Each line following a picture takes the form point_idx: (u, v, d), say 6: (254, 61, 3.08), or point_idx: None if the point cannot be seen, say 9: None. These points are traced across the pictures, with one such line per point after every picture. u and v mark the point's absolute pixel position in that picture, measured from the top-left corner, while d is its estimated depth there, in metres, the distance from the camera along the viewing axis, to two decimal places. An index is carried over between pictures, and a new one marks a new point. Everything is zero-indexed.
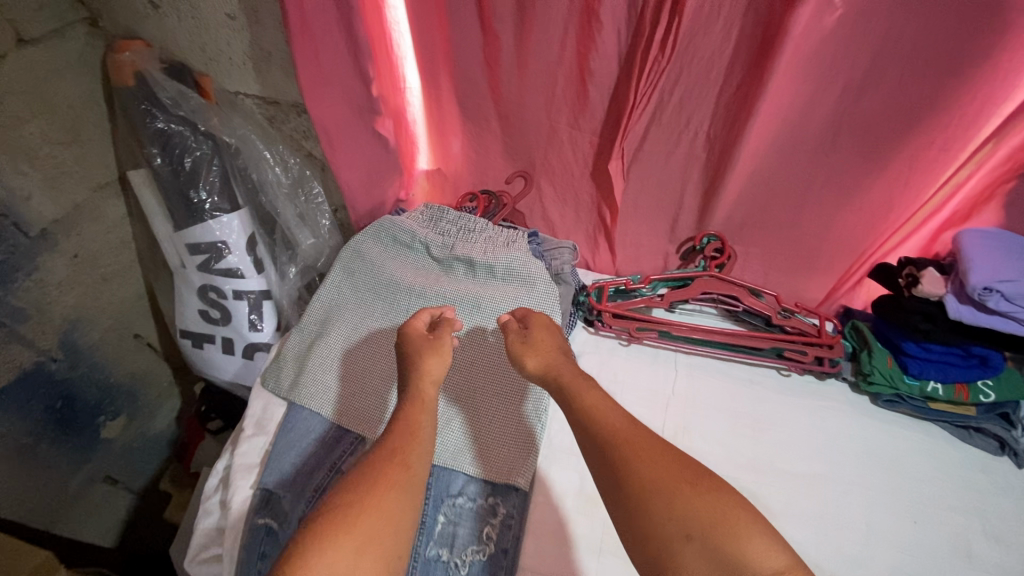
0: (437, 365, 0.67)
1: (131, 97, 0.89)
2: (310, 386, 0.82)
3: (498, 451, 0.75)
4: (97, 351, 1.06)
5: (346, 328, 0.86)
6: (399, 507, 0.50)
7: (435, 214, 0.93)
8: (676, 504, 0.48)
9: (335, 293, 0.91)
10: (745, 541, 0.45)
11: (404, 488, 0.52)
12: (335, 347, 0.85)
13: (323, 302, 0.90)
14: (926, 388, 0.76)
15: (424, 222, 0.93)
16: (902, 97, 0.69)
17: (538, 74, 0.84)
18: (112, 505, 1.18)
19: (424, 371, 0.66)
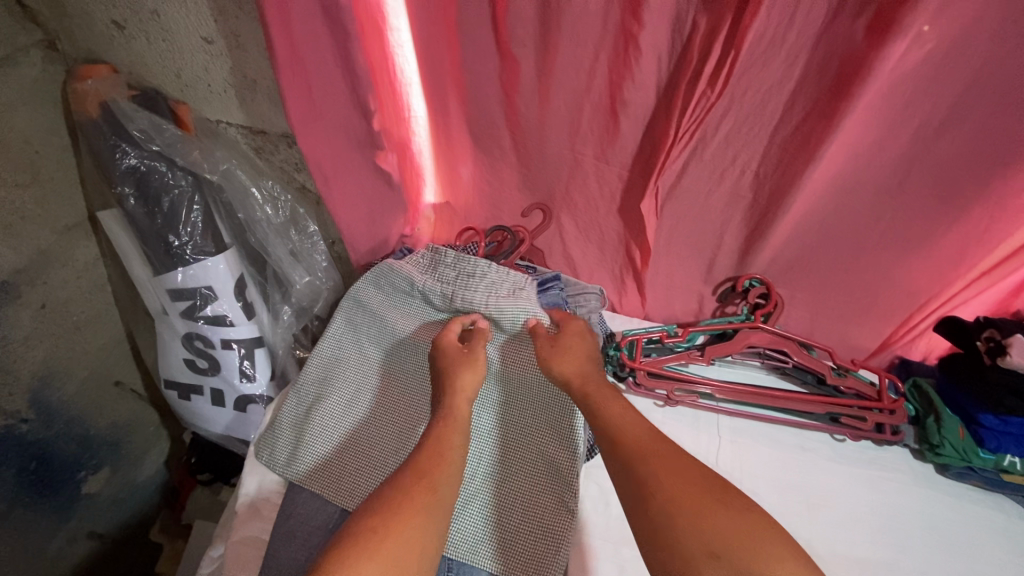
0: (472, 379, 0.67)
1: (97, 131, 0.78)
2: (310, 462, 0.73)
3: (523, 545, 0.68)
4: (73, 404, 0.96)
5: (348, 393, 0.77)
6: (427, 533, 0.49)
7: (434, 258, 0.79)
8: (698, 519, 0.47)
9: (335, 348, 0.81)
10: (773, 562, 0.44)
11: (429, 514, 0.50)
12: (336, 414, 0.76)
13: (321, 359, 0.80)
14: (1002, 461, 0.67)
15: (421, 266, 0.79)
16: (993, 140, 0.59)
17: (561, 104, 0.73)
18: (97, 563, 1.09)
19: (457, 384, 0.66)
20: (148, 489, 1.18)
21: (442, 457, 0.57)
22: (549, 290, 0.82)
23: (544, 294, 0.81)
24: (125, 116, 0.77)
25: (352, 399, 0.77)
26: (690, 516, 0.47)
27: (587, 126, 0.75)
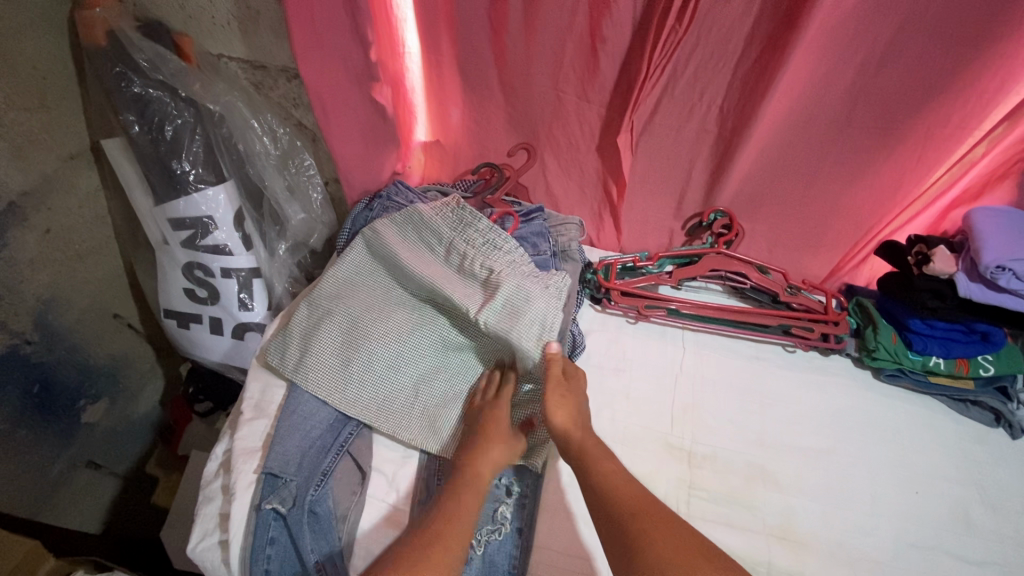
0: (488, 467, 0.65)
1: (102, 60, 0.81)
2: (318, 373, 0.76)
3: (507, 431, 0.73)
4: (74, 332, 1.00)
5: (355, 317, 0.79)
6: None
7: (463, 216, 0.80)
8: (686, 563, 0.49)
9: (354, 276, 0.83)
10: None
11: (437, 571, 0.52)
12: (343, 336, 0.78)
13: (339, 287, 0.82)
14: (928, 362, 0.77)
15: (450, 221, 0.81)
16: (922, 72, 0.67)
17: (546, 42, 0.79)
18: (97, 490, 1.13)
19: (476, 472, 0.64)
20: (144, 424, 1.22)
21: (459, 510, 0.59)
22: (534, 220, 0.89)
23: (529, 222, 0.89)
24: (131, 44, 0.80)
25: (357, 326, 0.79)
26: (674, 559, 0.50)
27: (568, 66, 0.81)
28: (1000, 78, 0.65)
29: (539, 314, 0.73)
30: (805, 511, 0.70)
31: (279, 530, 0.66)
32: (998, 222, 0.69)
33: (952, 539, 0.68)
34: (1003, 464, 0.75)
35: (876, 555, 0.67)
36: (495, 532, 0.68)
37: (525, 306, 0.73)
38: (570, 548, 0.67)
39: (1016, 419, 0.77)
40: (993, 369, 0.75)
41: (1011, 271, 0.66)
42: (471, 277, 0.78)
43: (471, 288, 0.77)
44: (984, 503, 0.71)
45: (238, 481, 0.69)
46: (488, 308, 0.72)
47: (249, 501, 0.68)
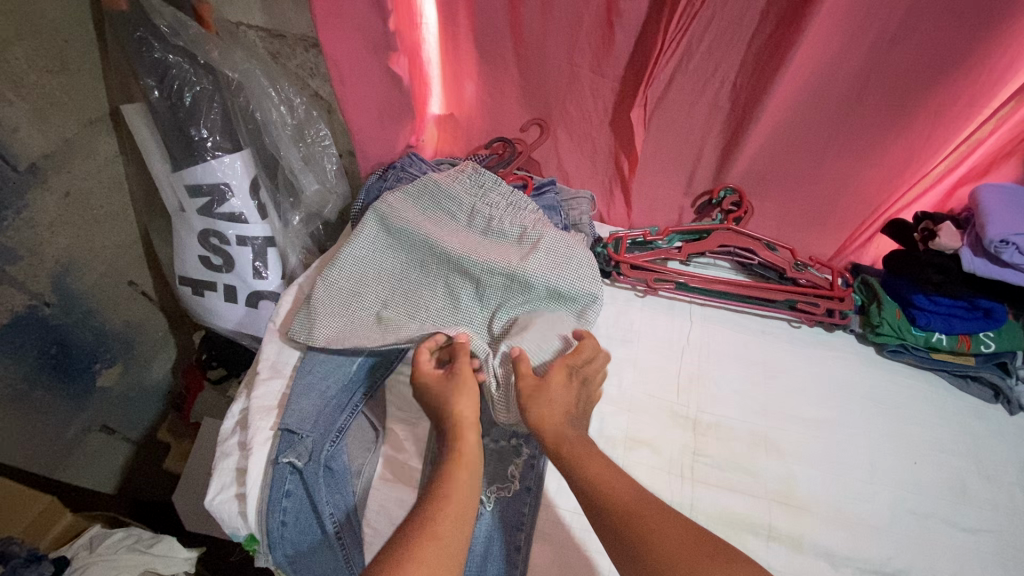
0: (467, 405, 0.59)
1: (123, 24, 0.81)
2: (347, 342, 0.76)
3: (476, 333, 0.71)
4: (90, 297, 1.01)
5: (382, 291, 0.81)
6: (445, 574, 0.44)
7: (482, 182, 0.85)
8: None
9: (368, 255, 0.83)
10: None
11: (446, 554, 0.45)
12: (372, 310, 0.79)
13: (354, 264, 0.82)
14: (931, 338, 0.79)
15: (470, 186, 0.85)
16: (935, 49, 0.68)
17: (563, 14, 0.79)
18: (111, 454, 1.16)
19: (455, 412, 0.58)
20: (157, 392, 1.24)
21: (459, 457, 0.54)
22: (545, 194, 0.91)
23: (542, 196, 0.91)
24: (153, 10, 0.81)
25: (386, 300, 0.80)
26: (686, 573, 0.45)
27: (585, 39, 0.81)
28: (1009, 56, 0.67)
29: (584, 259, 0.80)
30: (805, 478, 0.72)
31: (295, 483, 0.68)
32: (1002, 199, 0.70)
33: (947, 507, 0.70)
34: (1000, 438, 0.77)
35: (874, 520, 0.69)
36: (504, 489, 0.71)
37: (569, 252, 0.79)
38: (574, 507, 0.69)
39: (1014, 395, 0.78)
40: (994, 345, 0.77)
41: (1014, 245, 0.67)
42: (502, 237, 0.83)
43: (506, 246, 0.82)
44: (981, 474, 0.73)
45: (255, 437, 0.71)
46: (534, 255, 0.78)
47: (266, 454, 0.70)
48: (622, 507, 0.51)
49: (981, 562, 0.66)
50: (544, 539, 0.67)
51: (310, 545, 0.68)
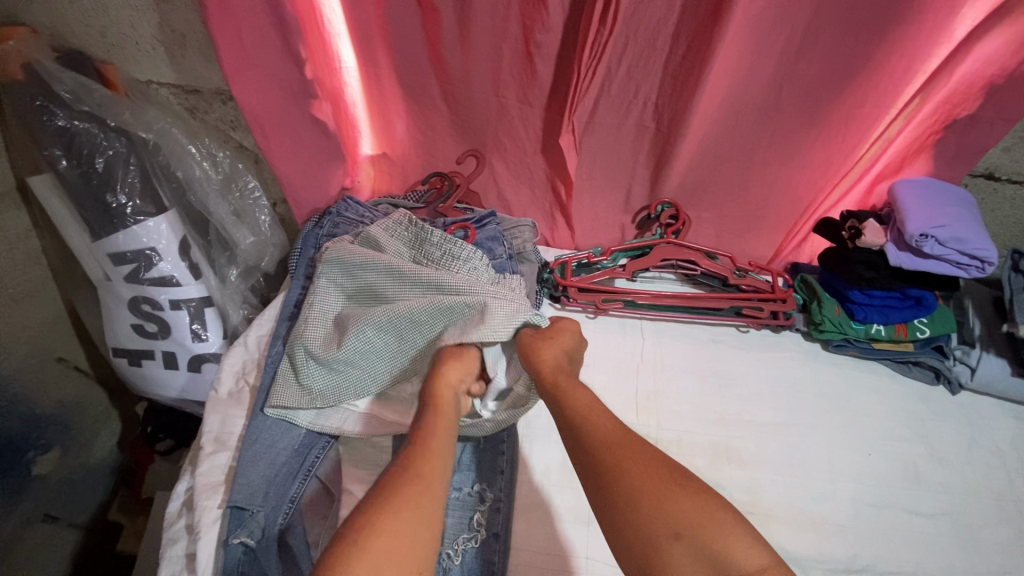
0: (457, 370, 0.67)
1: (19, 93, 0.76)
2: (349, 381, 0.75)
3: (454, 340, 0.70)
4: (15, 382, 0.94)
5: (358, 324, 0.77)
6: (417, 524, 0.48)
7: (417, 232, 0.79)
8: (666, 505, 0.48)
9: (332, 300, 0.79)
10: (730, 545, 0.45)
11: (420, 507, 0.49)
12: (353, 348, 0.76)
13: (323, 312, 0.78)
14: (871, 330, 0.82)
15: (406, 239, 0.80)
16: (837, 57, 0.71)
17: (482, 49, 0.79)
18: (57, 545, 1.06)
19: (440, 375, 0.66)
20: (102, 471, 1.16)
21: (431, 451, 0.55)
22: (487, 226, 0.89)
23: (482, 229, 0.89)
24: (49, 76, 0.76)
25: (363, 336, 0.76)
26: (654, 502, 0.48)
27: (507, 71, 0.81)
28: (907, 59, 0.70)
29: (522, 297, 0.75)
30: (768, 484, 0.72)
31: (250, 564, 0.64)
32: (917, 194, 0.74)
33: (903, 495, 0.72)
34: (945, 419, 0.80)
35: (837, 518, 0.70)
36: (471, 540, 0.69)
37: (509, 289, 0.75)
38: (544, 547, 0.68)
39: (953, 375, 0.82)
40: (928, 331, 0.80)
41: (933, 237, 0.70)
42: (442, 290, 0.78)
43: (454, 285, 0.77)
44: (932, 458, 0.76)
45: (202, 519, 0.67)
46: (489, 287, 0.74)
47: (217, 536, 0.66)
48: (598, 437, 0.55)
49: (941, 546, 0.68)
50: None
51: None
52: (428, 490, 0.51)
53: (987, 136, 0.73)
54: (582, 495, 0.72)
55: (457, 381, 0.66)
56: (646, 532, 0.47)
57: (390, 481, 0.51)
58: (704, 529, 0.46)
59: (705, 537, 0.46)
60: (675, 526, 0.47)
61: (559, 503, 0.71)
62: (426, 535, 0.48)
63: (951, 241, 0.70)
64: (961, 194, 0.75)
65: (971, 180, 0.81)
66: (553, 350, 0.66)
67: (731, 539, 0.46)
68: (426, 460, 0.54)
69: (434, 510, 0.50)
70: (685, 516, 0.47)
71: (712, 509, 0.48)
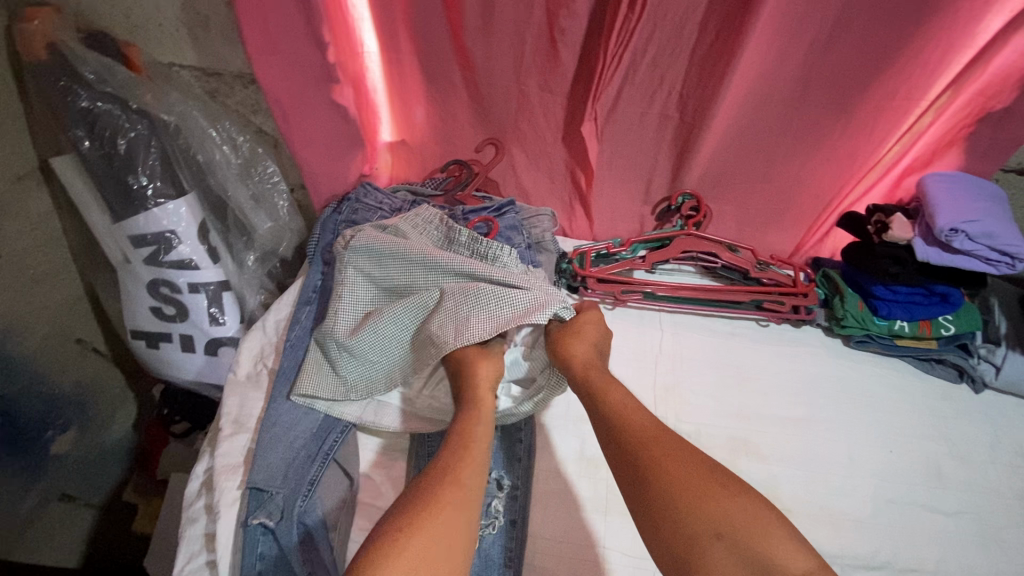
0: (489, 371, 0.65)
1: (44, 73, 0.77)
2: (378, 367, 0.75)
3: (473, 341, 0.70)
4: (35, 361, 0.95)
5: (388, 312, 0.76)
6: (454, 526, 0.48)
7: (449, 231, 0.80)
8: (706, 506, 0.47)
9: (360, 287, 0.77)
10: (773, 546, 0.45)
11: (457, 507, 0.50)
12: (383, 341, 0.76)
13: (354, 299, 0.76)
14: (893, 326, 0.80)
15: (436, 235, 0.80)
16: (868, 47, 0.70)
17: (506, 34, 0.78)
18: (71, 524, 1.08)
19: (472, 380, 0.64)
20: (118, 453, 1.17)
21: (469, 452, 0.55)
22: (505, 214, 0.89)
23: (501, 217, 0.89)
24: (75, 57, 0.77)
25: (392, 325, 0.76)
26: (696, 504, 0.48)
27: (531, 58, 0.80)
28: (942, 49, 0.69)
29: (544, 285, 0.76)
30: (787, 478, 0.72)
31: (269, 545, 0.65)
32: (947, 188, 0.73)
33: (924, 493, 0.71)
34: (968, 417, 0.79)
35: (856, 514, 0.69)
36: (489, 526, 0.68)
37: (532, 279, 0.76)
38: (560, 536, 0.68)
39: (978, 374, 0.81)
40: (953, 328, 0.78)
41: (964, 232, 0.69)
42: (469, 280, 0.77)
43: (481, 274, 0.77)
44: (954, 456, 0.75)
45: (222, 498, 0.67)
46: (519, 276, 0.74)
47: (236, 516, 0.66)
48: (636, 434, 0.54)
49: (962, 544, 0.67)
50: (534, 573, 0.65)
51: None
52: (464, 493, 0.51)
53: (1021, 129, 0.72)
54: (599, 485, 0.72)
55: (492, 383, 0.65)
56: (686, 532, 0.47)
57: (426, 484, 0.51)
58: (748, 531, 0.46)
59: (749, 540, 0.45)
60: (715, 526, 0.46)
61: (576, 493, 0.71)
62: (462, 540, 0.48)
63: (982, 237, 0.69)
64: (992, 189, 0.74)
65: (1002, 175, 0.79)
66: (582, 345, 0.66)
67: (773, 542, 0.45)
68: (463, 465, 0.53)
69: (469, 512, 0.50)
70: (727, 519, 0.46)
71: (754, 509, 0.47)
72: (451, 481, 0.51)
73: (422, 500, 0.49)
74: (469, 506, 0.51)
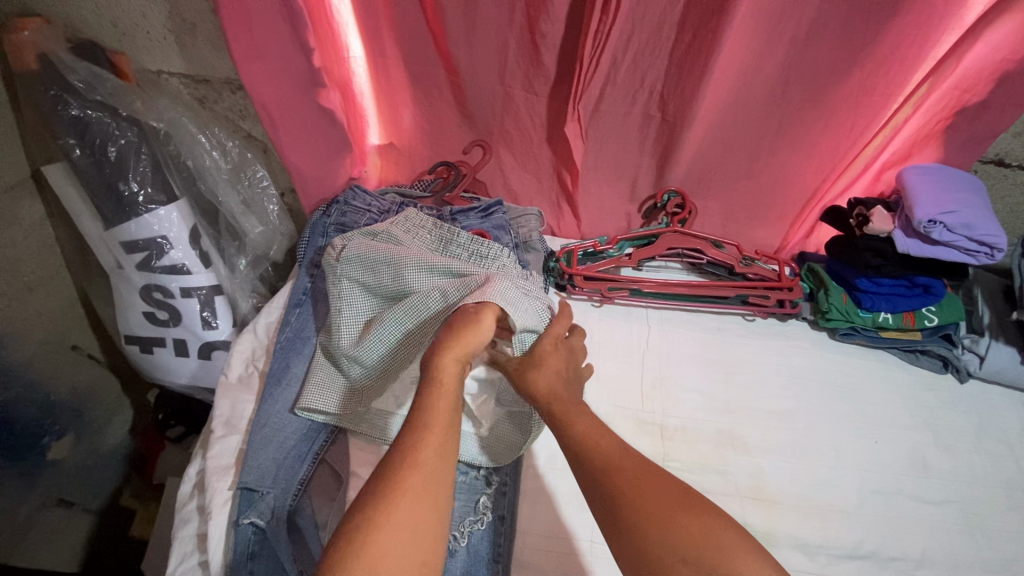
0: (472, 340, 0.55)
1: (35, 83, 0.79)
2: (384, 377, 0.74)
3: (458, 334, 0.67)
4: (30, 368, 0.96)
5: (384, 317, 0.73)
6: (419, 517, 0.45)
7: (443, 235, 0.80)
8: (672, 532, 0.46)
9: (357, 299, 0.76)
10: (740, 561, 0.44)
11: (419, 497, 0.46)
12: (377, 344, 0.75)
13: (352, 312, 0.75)
14: (878, 319, 0.81)
15: (429, 240, 0.81)
16: (843, 45, 0.71)
17: (487, 36, 0.79)
18: (70, 529, 1.09)
19: (449, 343, 0.54)
20: (115, 458, 1.18)
21: (432, 432, 0.49)
22: (492, 215, 0.90)
23: (488, 218, 0.89)
24: (65, 67, 0.78)
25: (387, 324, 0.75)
26: (663, 531, 0.46)
27: (512, 59, 0.81)
28: (916, 45, 0.70)
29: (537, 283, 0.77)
30: (773, 471, 0.72)
31: (259, 544, 0.65)
32: (925, 180, 0.74)
33: (910, 483, 0.72)
34: (953, 408, 0.79)
35: (843, 504, 0.70)
36: (477, 522, 0.70)
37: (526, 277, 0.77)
38: (549, 531, 0.69)
39: (962, 364, 0.81)
40: (936, 319, 0.79)
41: (942, 223, 0.70)
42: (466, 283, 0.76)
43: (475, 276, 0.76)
44: (939, 446, 0.75)
45: (213, 499, 0.68)
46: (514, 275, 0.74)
47: (227, 516, 0.67)
48: (601, 467, 0.50)
49: (947, 533, 0.68)
50: (523, 568, 0.66)
51: None
52: (431, 479, 0.47)
53: (997, 122, 0.73)
54: None
55: (470, 350, 0.55)
56: (656, 558, 0.45)
57: (386, 469, 0.47)
58: (717, 545, 0.45)
59: (716, 558, 0.44)
60: (681, 550, 0.45)
61: (564, 488, 0.72)
62: (428, 528, 0.45)
63: (960, 228, 0.70)
64: (971, 181, 0.75)
65: (981, 167, 0.80)
66: (546, 376, 0.59)
67: (739, 560, 0.44)
68: (430, 439, 0.48)
69: (439, 498, 0.47)
70: (693, 543, 0.45)
71: (721, 539, 0.46)
72: (410, 470, 0.46)
73: (379, 499, 0.45)
74: (435, 489, 0.47)
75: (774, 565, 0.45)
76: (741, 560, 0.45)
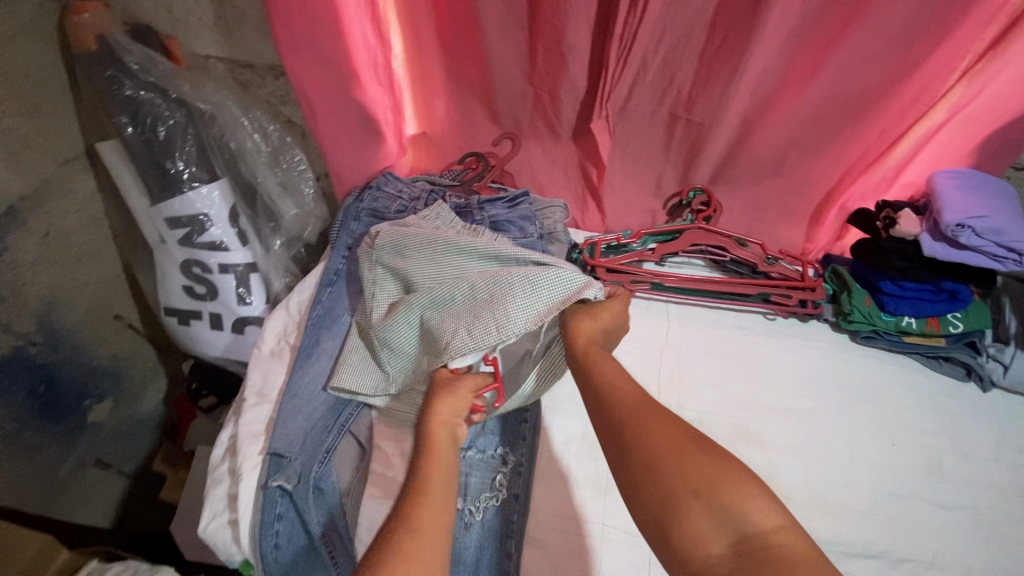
0: (450, 404, 0.64)
1: (93, 63, 0.82)
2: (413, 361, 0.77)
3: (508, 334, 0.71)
4: (76, 334, 1.01)
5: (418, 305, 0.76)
6: None
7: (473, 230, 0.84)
8: (682, 465, 0.48)
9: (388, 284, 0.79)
10: (745, 501, 0.45)
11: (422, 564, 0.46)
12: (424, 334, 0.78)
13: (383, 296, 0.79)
14: (901, 323, 0.81)
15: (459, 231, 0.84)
16: (877, 50, 0.71)
17: (521, 31, 0.82)
18: (105, 488, 1.15)
19: (434, 411, 0.63)
20: (148, 425, 1.23)
21: (424, 502, 0.52)
22: (519, 205, 0.91)
23: (515, 208, 0.91)
24: (122, 49, 0.82)
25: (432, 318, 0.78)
26: (672, 463, 0.49)
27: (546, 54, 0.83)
28: (951, 51, 0.70)
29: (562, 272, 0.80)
30: (786, 468, 0.73)
31: (286, 506, 0.69)
32: (954, 185, 0.74)
33: (926, 487, 0.72)
34: (974, 416, 0.79)
35: (856, 503, 0.70)
36: (492, 498, 0.73)
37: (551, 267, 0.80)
38: (562, 512, 0.71)
39: (985, 372, 0.81)
40: (961, 326, 0.79)
41: (970, 228, 0.70)
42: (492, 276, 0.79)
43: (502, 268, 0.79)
44: (958, 452, 0.75)
45: (244, 463, 0.72)
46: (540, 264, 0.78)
47: (256, 479, 0.71)
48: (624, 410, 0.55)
49: (961, 538, 0.68)
50: (535, 545, 0.68)
51: (304, 565, 0.69)
52: (428, 548, 0.48)
53: None
54: (601, 465, 0.75)
55: (453, 415, 0.64)
56: (665, 490, 0.47)
57: (385, 541, 0.48)
58: (721, 484, 0.47)
59: (718, 492, 0.46)
60: (689, 484, 0.47)
61: (579, 472, 0.74)
62: None
63: (988, 232, 0.70)
64: (1003, 187, 0.74)
65: (1013, 173, 0.80)
66: (591, 327, 0.68)
67: (744, 498, 0.46)
68: (422, 510, 0.51)
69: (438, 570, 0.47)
70: (702, 477, 0.47)
71: (725, 467, 0.48)
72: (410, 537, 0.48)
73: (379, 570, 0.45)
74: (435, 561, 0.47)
75: (783, 512, 0.45)
76: (749, 499, 0.46)
